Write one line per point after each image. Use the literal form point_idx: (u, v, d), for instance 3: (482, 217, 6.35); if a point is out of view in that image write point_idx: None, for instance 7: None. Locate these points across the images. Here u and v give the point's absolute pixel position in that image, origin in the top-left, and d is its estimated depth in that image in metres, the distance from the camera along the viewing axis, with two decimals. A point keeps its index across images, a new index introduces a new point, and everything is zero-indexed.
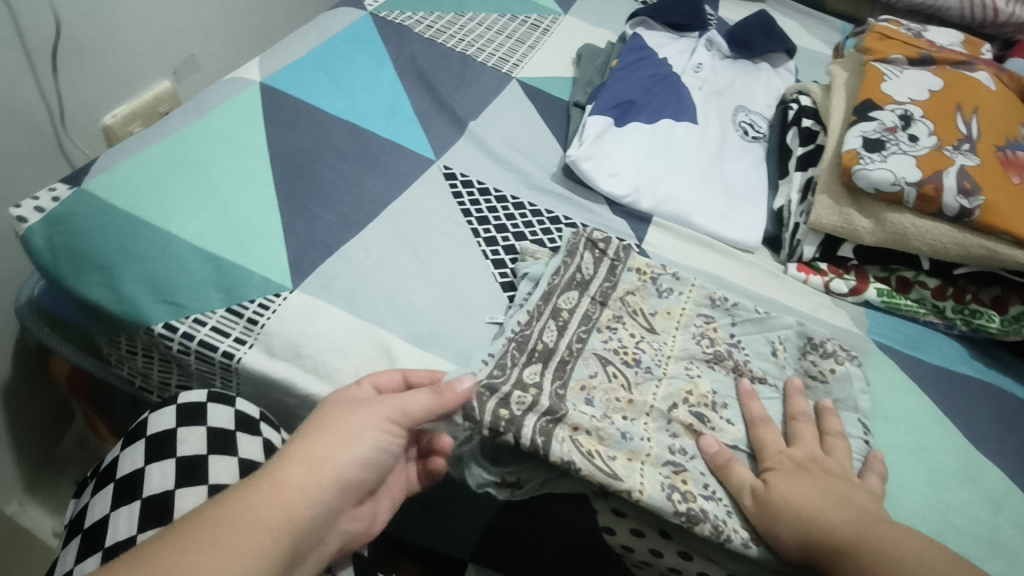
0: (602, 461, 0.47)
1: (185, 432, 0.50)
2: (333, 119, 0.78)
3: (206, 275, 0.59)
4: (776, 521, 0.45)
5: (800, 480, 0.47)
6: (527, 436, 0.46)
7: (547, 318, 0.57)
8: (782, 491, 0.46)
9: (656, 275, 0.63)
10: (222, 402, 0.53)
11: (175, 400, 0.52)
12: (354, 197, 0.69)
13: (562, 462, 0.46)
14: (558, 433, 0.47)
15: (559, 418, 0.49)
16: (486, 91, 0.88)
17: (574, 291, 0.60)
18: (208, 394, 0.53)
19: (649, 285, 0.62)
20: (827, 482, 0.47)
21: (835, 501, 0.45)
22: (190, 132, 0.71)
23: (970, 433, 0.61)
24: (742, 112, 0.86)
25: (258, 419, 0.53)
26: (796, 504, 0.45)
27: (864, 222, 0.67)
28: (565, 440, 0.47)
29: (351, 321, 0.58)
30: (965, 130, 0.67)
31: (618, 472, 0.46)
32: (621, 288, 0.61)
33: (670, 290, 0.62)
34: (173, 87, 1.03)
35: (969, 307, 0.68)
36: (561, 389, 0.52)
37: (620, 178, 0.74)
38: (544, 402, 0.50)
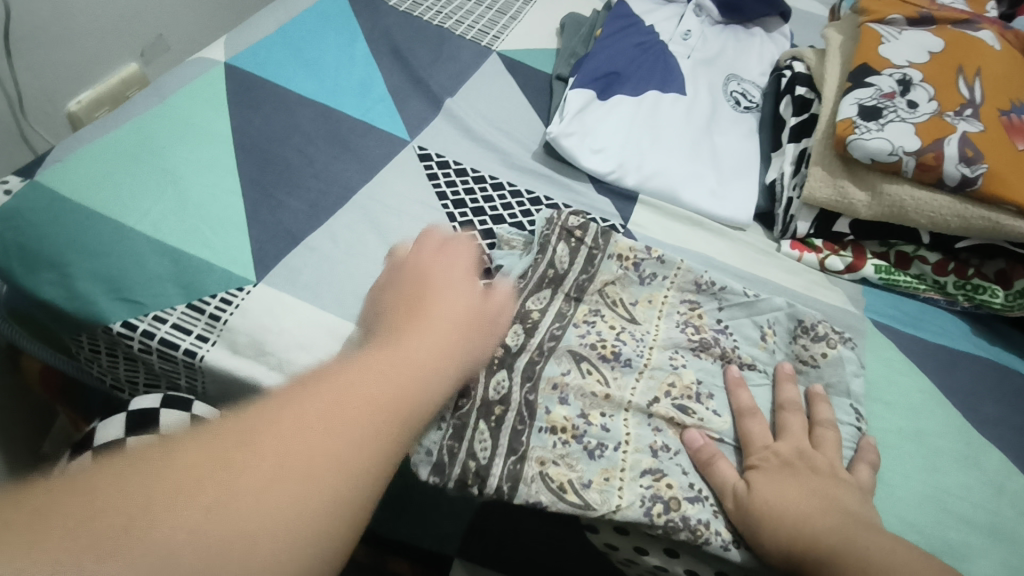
0: (574, 493, 0.46)
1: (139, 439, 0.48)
2: (302, 100, 0.74)
3: (165, 269, 0.56)
4: (761, 530, 0.43)
5: (785, 482, 0.45)
6: (493, 485, 0.45)
7: (511, 321, 0.54)
8: (764, 496, 0.44)
9: (639, 261, 0.60)
10: (178, 407, 0.51)
11: (128, 406, 0.50)
12: (323, 182, 0.66)
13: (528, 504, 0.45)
14: (525, 474, 0.46)
15: (522, 455, 0.47)
16: (464, 65, 0.84)
17: (546, 290, 0.56)
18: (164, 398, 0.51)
19: (631, 272, 0.60)
20: (813, 483, 0.45)
21: (821, 507, 0.43)
22: (148, 118, 0.68)
23: (972, 414, 0.58)
24: (734, 81, 0.82)
25: None
26: (780, 509, 0.43)
27: (860, 195, 0.63)
28: (533, 480, 0.46)
29: (318, 315, 0.55)
30: (967, 94, 0.63)
31: (591, 501, 0.46)
32: (600, 280, 0.59)
33: (654, 276, 0.60)
34: (140, 70, 0.99)
35: (972, 282, 0.65)
36: (529, 396, 0.50)
37: (603, 155, 0.71)
38: (504, 442, 0.48)
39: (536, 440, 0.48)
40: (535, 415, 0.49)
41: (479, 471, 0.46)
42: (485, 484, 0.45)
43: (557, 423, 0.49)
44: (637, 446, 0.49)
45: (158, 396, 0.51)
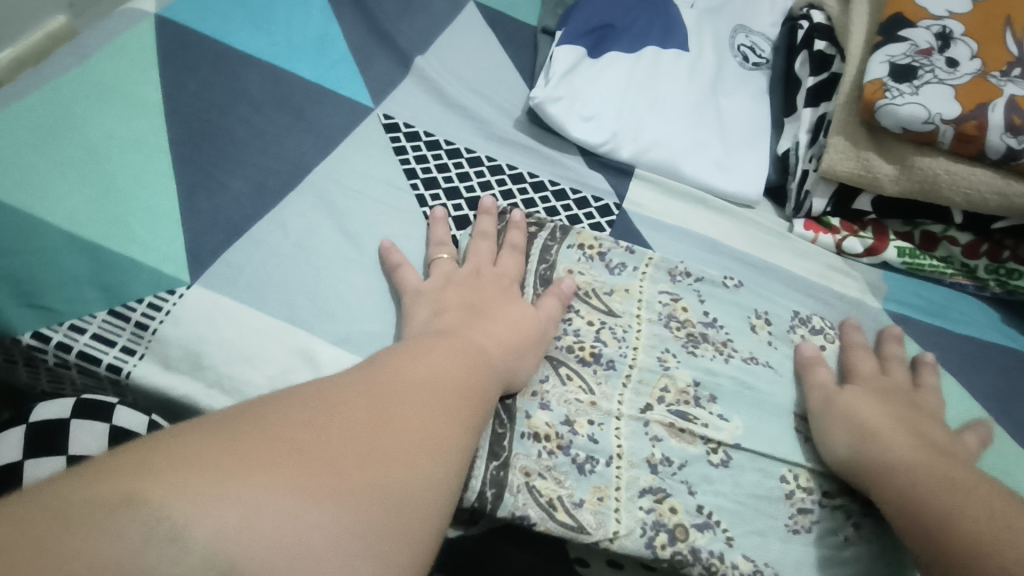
0: (565, 512, 0.41)
1: (33, 467, 0.42)
2: (247, 60, 0.64)
3: (82, 269, 0.48)
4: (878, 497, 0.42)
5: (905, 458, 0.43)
6: (473, 494, 0.40)
7: None
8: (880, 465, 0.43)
9: (605, 250, 0.53)
10: (90, 418, 0.44)
11: (24, 420, 0.44)
12: (270, 160, 0.57)
13: (514, 518, 0.40)
14: (510, 482, 0.40)
15: (506, 462, 0.41)
16: (437, 17, 0.73)
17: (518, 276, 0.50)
18: (71, 409, 0.45)
19: (597, 262, 0.52)
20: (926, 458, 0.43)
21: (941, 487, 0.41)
22: (60, 82, 0.57)
23: (1003, 417, 0.52)
24: (742, 33, 0.72)
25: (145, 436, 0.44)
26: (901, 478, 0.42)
27: (886, 167, 0.56)
28: (520, 490, 0.40)
29: (263, 322, 0.47)
30: (1016, 50, 0.54)
31: (586, 523, 0.40)
32: (561, 269, 0.52)
33: (622, 267, 0.53)
34: (70, 23, 0.87)
35: (1005, 266, 0.58)
36: (508, 399, 0.44)
37: (595, 122, 0.62)
38: (485, 447, 0.42)
39: (519, 447, 0.42)
40: (515, 419, 0.43)
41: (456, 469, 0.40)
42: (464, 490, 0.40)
43: (540, 429, 0.43)
44: (632, 460, 0.44)
45: (66, 404, 0.45)
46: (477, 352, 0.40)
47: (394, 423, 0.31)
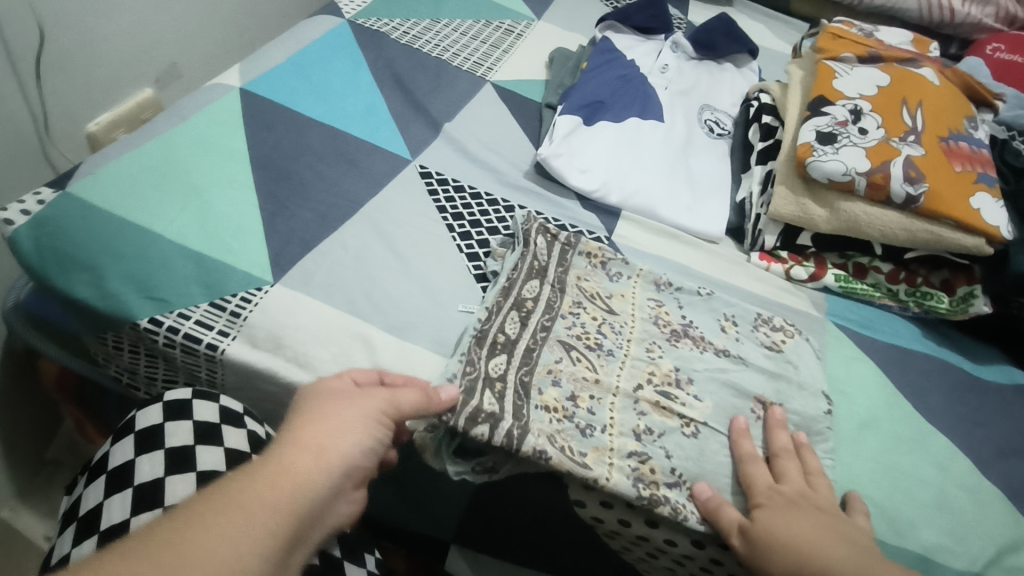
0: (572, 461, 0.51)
1: (172, 426, 0.53)
2: (312, 122, 0.81)
3: (189, 272, 0.61)
4: (767, 557, 0.46)
5: (790, 515, 0.48)
6: (504, 432, 0.49)
7: (509, 311, 0.59)
8: (770, 526, 0.47)
9: (606, 260, 0.67)
10: (205, 398, 0.56)
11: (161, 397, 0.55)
12: (332, 196, 0.72)
13: (535, 452, 0.49)
14: (532, 430, 0.50)
15: (526, 423, 0.51)
16: (461, 94, 0.91)
17: (535, 280, 0.62)
18: (192, 391, 0.56)
19: (600, 270, 0.66)
20: (818, 518, 0.48)
21: (830, 536, 0.46)
22: (170, 136, 0.73)
23: (921, 405, 0.64)
24: (708, 111, 0.90)
25: (242, 413, 0.57)
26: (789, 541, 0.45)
27: (819, 210, 0.70)
28: (540, 436, 0.51)
29: (332, 313, 0.60)
30: (910, 122, 0.71)
31: (588, 463, 0.51)
32: (574, 275, 0.65)
33: (619, 275, 0.66)
34: (155, 95, 1.05)
35: (921, 289, 0.72)
36: (526, 377, 0.55)
37: (588, 174, 0.78)
38: (510, 409, 0.52)
39: (535, 415, 0.52)
40: (529, 394, 0.54)
41: (493, 413, 0.50)
42: (497, 426, 0.50)
43: (550, 402, 0.54)
44: (621, 430, 0.54)
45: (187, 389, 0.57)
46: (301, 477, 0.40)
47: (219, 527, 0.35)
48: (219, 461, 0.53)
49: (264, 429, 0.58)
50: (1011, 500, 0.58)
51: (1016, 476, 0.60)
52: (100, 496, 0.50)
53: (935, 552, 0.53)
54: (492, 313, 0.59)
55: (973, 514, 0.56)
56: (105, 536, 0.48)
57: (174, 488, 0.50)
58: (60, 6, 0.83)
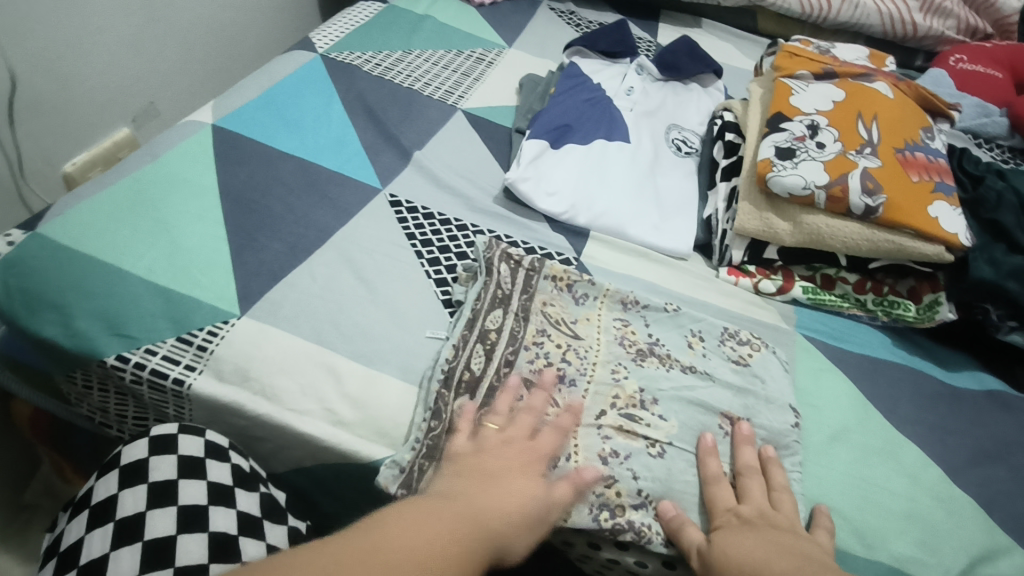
0: None
1: (156, 460, 0.53)
2: (283, 155, 0.82)
3: (156, 307, 0.61)
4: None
5: (743, 534, 0.48)
6: None
7: (474, 344, 0.60)
8: (724, 546, 0.48)
9: (572, 282, 0.67)
10: (191, 433, 0.56)
11: (148, 432, 0.55)
12: (301, 227, 0.72)
13: None
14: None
15: None
16: (432, 122, 0.93)
17: (498, 310, 0.63)
18: (180, 425, 0.56)
19: (566, 293, 0.67)
20: (772, 534, 0.48)
21: (781, 552, 0.46)
22: (141, 174, 0.75)
23: (890, 414, 0.64)
24: (675, 130, 0.92)
25: (228, 447, 0.57)
26: (739, 557, 0.46)
27: (783, 225, 0.71)
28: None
29: (297, 344, 0.60)
30: (866, 135, 0.72)
31: None
32: (539, 300, 0.65)
33: (586, 296, 0.67)
34: (132, 133, 1.07)
35: (887, 298, 0.73)
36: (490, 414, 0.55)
37: (557, 197, 0.79)
38: None
39: None
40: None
41: None
42: None
43: None
44: (588, 455, 0.55)
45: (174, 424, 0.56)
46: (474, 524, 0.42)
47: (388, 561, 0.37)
48: (201, 495, 0.52)
49: (248, 463, 0.58)
50: (984, 507, 0.58)
51: (989, 482, 0.60)
52: (82, 531, 0.50)
53: (906, 564, 0.53)
54: (456, 351, 0.60)
55: (943, 524, 0.55)
56: (84, 570, 0.48)
57: (155, 522, 0.50)
58: (34, 52, 0.85)
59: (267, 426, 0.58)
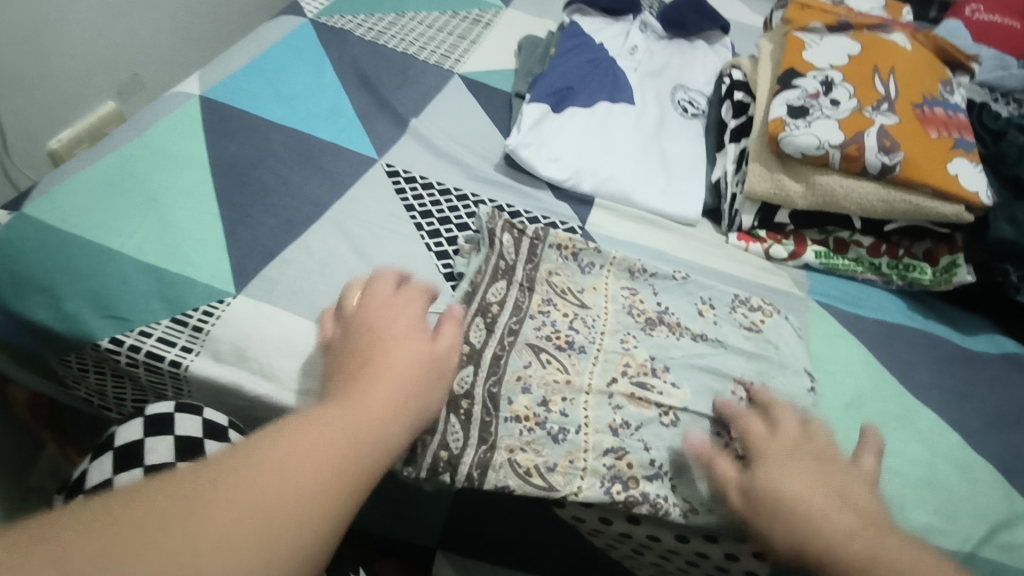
0: (539, 476, 0.51)
1: (153, 442, 0.52)
2: (275, 126, 0.79)
3: (149, 287, 0.60)
4: (762, 519, 0.41)
5: (784, 462, 0.43)
6: (464, 473, 0.49)
7: (473, 317, 0.58)
8: (767, 479, 0.42)
9: (577, 250, 0.65)
10: (187, 412, 0.55)
11: (142, 412, 0.54)
12: (296, 201, 0.70)
13: (498, 488, 0.49)
14: (495, 461, 0.50)
15: (493, 444, 0.51)
16: (428, 88, 0.89)
17: (501, 282, 0.61)
18: (175, 405, 0.55)
19: (571, 262, 0.65)
20: (819, 469, 0.43)
21: (825, 486, 0.41)
22: (127, 148, 0.72)
23: (906, 380, 0.63)
24: (681, 91, 0.88)
25: (226, 427, 0.55)
26: (778, 486, 0.41)
27: (795, 186, 0.69)
28: (502, 466, 0.50)
29: (296, 322, 0.59)
30: (883, 90, 0.69)
31: (555, 484, 0.50)
32: (544, 270, 0.63)
33: (592, 265, 0.65)
34: (118, 107, 1.03)
35: (902, 261, 0.71)
36: (493, 389, 0.54)
37: (560, 163, 0.76)
38: (476, 434, 0.52)
39: (504, 430, 0.52)
40: (499, 407, 0.53)
41: (452, 459, 0.50)
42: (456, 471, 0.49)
43: (520, 411, 0.53)
44: (597, 427, 0.54)
45: (169, 403, 0.55)
46: (339, 429, 0.32)
47: (298, 476, 0.29)
48: None
49: None
50: (1002, 473, 0.57)
51: (1007, 447, 0.59)
52: None
53: (924, 532, 0.52)
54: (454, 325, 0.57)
55: (961, 491, 0.54)
56: None
57: None
58: (10, 23, 0.81)
59: (268, 407, 0.56)
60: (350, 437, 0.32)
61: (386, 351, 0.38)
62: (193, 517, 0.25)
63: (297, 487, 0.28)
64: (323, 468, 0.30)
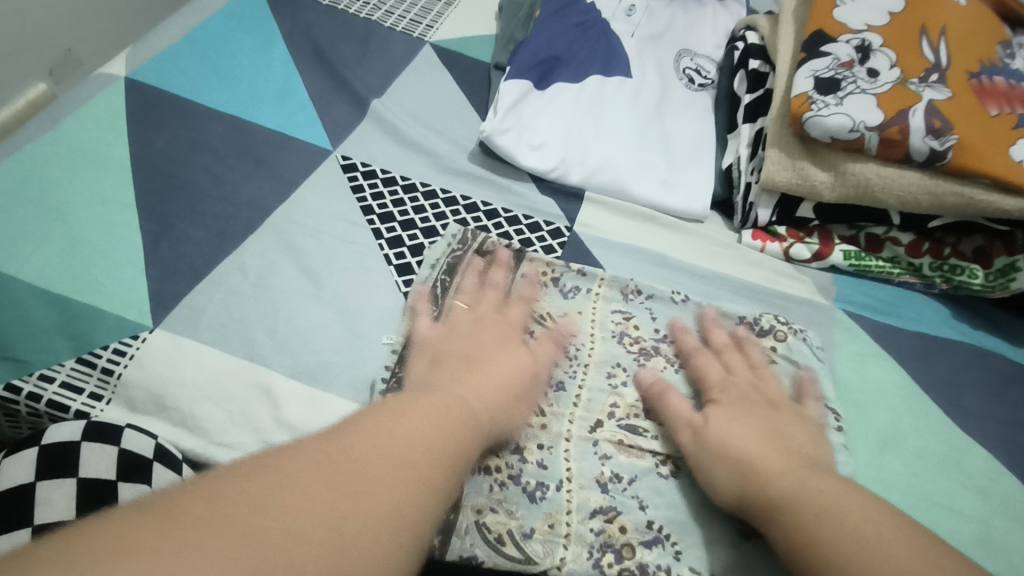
0: (513, 545, 0.40)
1: (46, 489, 0.40)
2: (211, 113, 0.68)
3: (50, 321, 0.50)
4: (712, 468, 0.42)
5: (742, 419, 0.44)
6: None
7: None
8: (720, 430, 0.43)
9: (558, 275, 0.55)
10: (100, 441, 0.43)
11: (38, 440, 0.42)
12: (231, 206, 0.60)
13: (462, 561, 0.39)
14: (459, 525, 0.40)
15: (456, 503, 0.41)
16: (394, 62, 0.77)
17: None
18: (84, 430, 0.43)
19: (551, 287, 0.54)
20: (770, 419, 0.44)
21: (775, 442, 0.42)
22: (31, 144, 0.60)
23: (952, 408, 0.53)
24: (686, 57, 0.76)
25: (151, 460, 0.43)
26: (730, 441, 0.42)
27: (821, 175, 0.57)
28: (468, 532, 0.40)
29: (227, 360, 0.50)
30: (932, 57, 0.57)
31: (532, 555, 0.40)
32: (517, 297, 0.53)
33: (576, 290, 0.55)
34: (51, 89, 0.92)
35: (948, 261, 0.60)
36: None
37: (543, 150, 0.64)
38: None
39: (470, 485, 0.42)
40: None
41: None
42: None
43: (490, 462, 0.43)
44: (581, 482, 0.43)
45: (77, 426, 0.43)
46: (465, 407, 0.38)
47: (377, 483, 0.30)
48: None
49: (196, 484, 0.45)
50: None
51: None
52: None
53: None
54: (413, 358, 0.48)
55: None
56: None
57: None
58: None
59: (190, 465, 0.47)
60: (419, 452, 0.33)
61: (495, 338, 0.46)
62: (264, 527, 0.26)
63: (380, 498, 0.30)
64: (398, 483, 0.31)
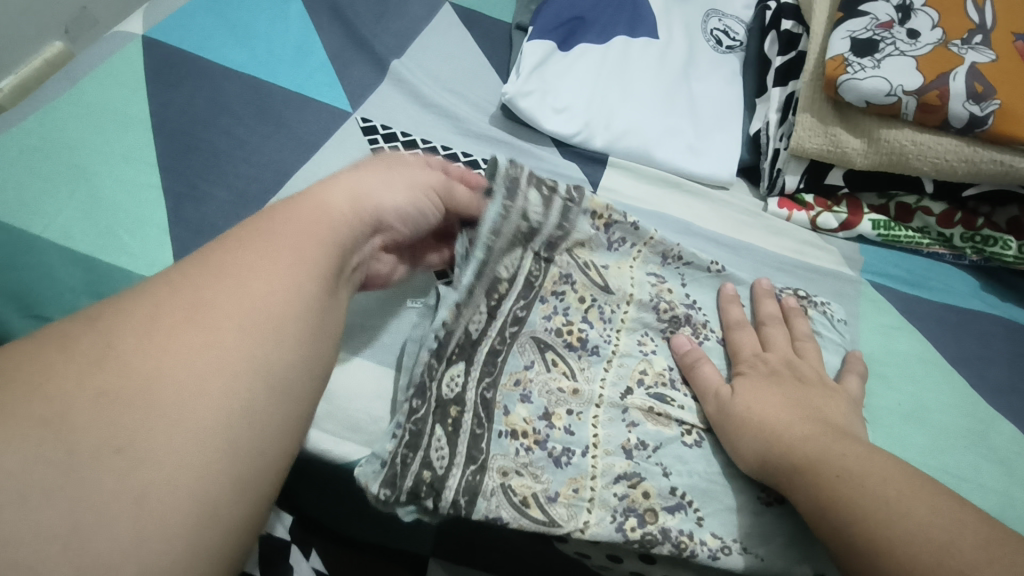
0: (538, 508, 0.41)
1: None
2: (230, 73, 0.66)
3: (77, 281, 0.50)
4: (742, 432, 0.43)
5: (770, 391, 0.44)
6: (448, 500, 0.40)
7: (479, 298, 0.47)
8: (748, 401, 0.44)
9: (612, 221, 0.52)
10: None
11: None
12: (252, 169, 0.60)
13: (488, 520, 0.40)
14: (485, 487, 0.40)
15: (483, 465, 0.41)
16: (414, 21, 0.75)
17: (517, 250, 0.48)
18: None
19: (602, 234, 0.52)
20: (799, 392, 0.44)
21: (805, 415, 0.42)
22: (51, 102, 0.60)
23: (977, 382, 0.53)
24: (715, 17, 0.73)
25: None
26: (760, 415, 0.43)
27: (854, 142, 0.56)
28: (494, 493, 0.40)
29: None
30: (977, 17, 0.54)
31: (556, 517, 0.40)
32: (573, 239, 0.50)
33: (622, 241, 0.52)
34: (67, 48, 0.91)
35: (981, 233, 0.59)
36: (488, 394, 0.44)
37: (567, 114, 0.63)
38: (463, 450, 0.42)
39: (496, 448, 0.42)
40: (492, 417, 0.43)
41: (434, 481, 0.40)
42: (440, 498, 0.40)
43: (517, 426, 0.43)
44: (608, 449, 0.44)
45: None
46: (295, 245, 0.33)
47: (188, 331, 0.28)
48: None
49: None
50: None
51: None
52: None
53: None
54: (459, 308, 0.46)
55: None
56: None
57: None
58: None
59: None
60: (235, 297, 0.29)
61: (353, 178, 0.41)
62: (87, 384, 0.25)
63: (187, 351, 0.27)
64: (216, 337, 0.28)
